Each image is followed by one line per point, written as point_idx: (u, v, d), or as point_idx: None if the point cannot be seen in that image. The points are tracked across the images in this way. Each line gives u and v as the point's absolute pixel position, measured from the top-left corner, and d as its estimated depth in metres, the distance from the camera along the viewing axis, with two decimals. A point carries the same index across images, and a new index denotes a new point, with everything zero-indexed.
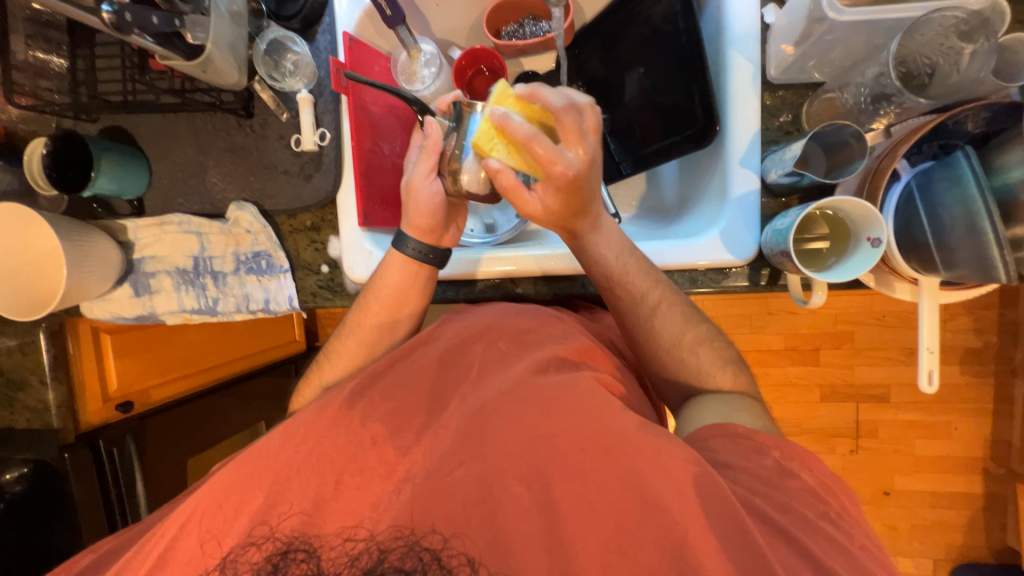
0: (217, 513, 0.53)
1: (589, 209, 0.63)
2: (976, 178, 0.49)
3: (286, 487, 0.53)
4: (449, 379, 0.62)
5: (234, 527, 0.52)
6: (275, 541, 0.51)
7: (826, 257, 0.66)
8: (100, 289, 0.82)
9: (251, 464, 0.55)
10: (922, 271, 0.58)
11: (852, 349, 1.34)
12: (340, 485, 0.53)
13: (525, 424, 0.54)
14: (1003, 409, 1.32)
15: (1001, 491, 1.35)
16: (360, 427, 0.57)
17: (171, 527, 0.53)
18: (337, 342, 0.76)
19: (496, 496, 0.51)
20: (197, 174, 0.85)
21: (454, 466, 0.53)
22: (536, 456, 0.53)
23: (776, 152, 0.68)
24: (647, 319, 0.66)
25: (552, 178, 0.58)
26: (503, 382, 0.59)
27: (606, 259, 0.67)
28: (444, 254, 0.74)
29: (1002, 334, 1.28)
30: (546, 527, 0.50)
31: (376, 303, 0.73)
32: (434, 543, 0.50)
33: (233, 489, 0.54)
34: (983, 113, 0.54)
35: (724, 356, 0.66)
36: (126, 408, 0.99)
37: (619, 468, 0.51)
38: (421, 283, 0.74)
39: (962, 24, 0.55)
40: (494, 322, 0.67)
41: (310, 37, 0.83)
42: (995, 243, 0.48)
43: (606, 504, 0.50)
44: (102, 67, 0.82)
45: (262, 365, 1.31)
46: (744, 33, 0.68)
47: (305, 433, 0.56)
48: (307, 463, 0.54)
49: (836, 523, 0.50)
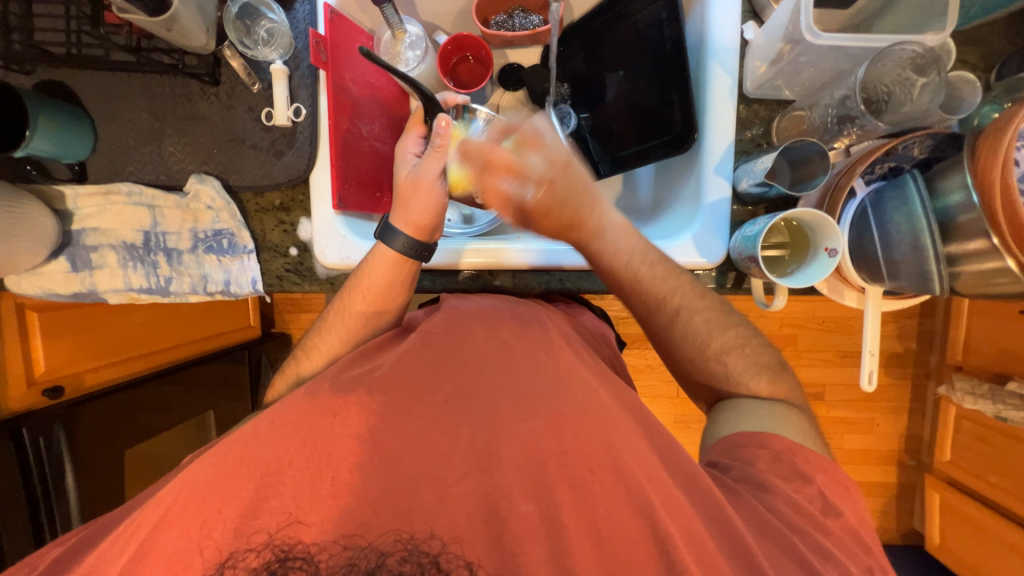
0: (186, 531, 0.47)
1: (580, 221, 0.69)
2: (921, 200, 0.54)
3: (281, 481, 0.49)
4: (449, 374, 0.59)
5: (212, 540, 0.46)
6: (273, 548, 0.46)
7: (787, 263, 0.72)
8: (29, 262, 0.74)
9: (213, 463, 0.51)
10: (870, 281, 0.64)
11: (795, 350, 1.45)
12: (339, 481, 0.49)
13: (527, 428, 0.54)
14: (917, 407, 1.48)
15: (912, 480, 1.51)
16: (363, 424, 0.53)
17: (130, 540, 0.47)
18: (317, 337, 0.72)
19: (504, 514, 0.49)
20: (153, 142, 0.78)
21: (460, 475, 0.51)
22: (544, 470, 0.51)
23: (748, 162, 0.72)
24: (668, 321, 0.69)
25: (519, 205, 0.70)
26: (507, 386, 0.57)
27: (616, 266, 0.69)
28: (428, 248, 0.72)
29: (921, 340, 1.43)
30: (554, 542, 0.48)
31: (360, 302, 0.70)
32: (432, 547, 0.46)
33: (201, 501, 0.48)
34: (927, 141, 0.60)
35: (760, 363, 0.67)
36: (55, 393, 0.91)
37: (615, 467, 0.51)
38: (407, 280, 0.72)
39: (918, 58, 0.60)
40: (497, 318, 0.66)
41: (287, 4, 0.78)
42: (933, 259, 0.54)
43: (609, 511, 0.49)
44: (41, 15, 0.73)
45: (215, 351, 1.23)
46: (725, 47, 0.72)
47: (286, 429, 0.52)
48: (298, 465, 0.50)
49: (808, 517, 0.53)
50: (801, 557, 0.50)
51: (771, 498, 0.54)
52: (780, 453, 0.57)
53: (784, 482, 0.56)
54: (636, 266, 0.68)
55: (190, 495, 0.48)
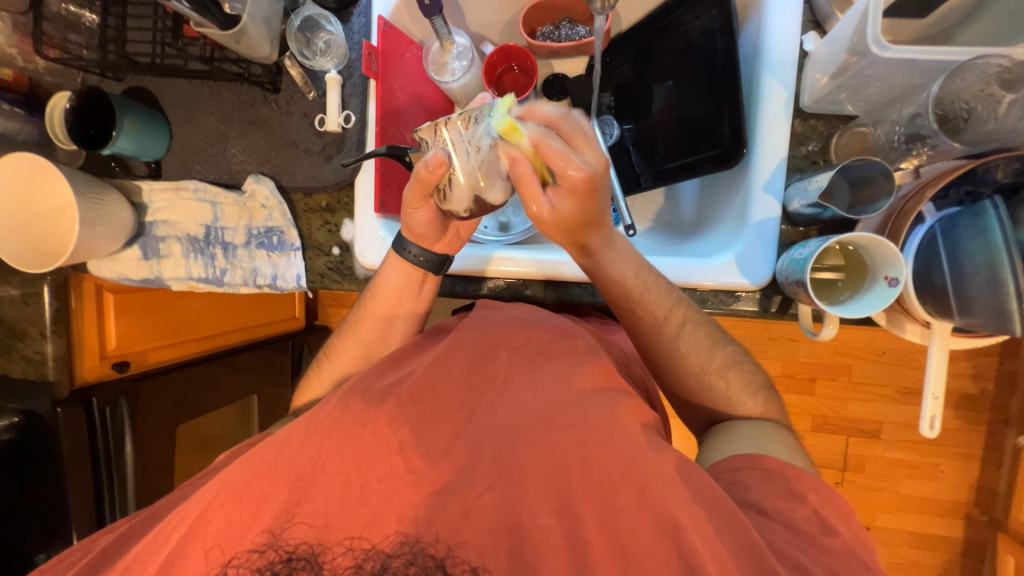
0: (225, 515, 0.51)
1: (600, 221, 0.61)
2: (1003, 231, 0.50)
3: (312, 485, 0.51)
4: (477, 384, 0.60)
5: (253, 527, 0.50)
6: (277, 550, 0.49)
7: (841, 290, 0.67)
8: (108, 249, 0.82)
9: (259, 459, 0.54)
10: (936, 316, 0.58)
11: (848, 383, 1.34)
12: (365, 490, 0.51)
13: (553, 442, 0.53)
14: (992, 456, 1.32)
15: (983, 538, 1.35)
16: (390, 425, 0.54)
17: (182, 521, 0.51)
18: (337, 349, 0.76)
19: (525, 529, 0.49)
20: (218, 143, 0.85)
21: (482, 487, 0.51)
22: (565, 485, 0.51)
23: (801, 181, 0.68)
24: (672, 339, 0.67)
25: (567, 180, 0.54)
26: (534, 400, 0.57)
27: (621, 278, 0.66)
28: (441, 259, 0.73)
29: (1000, 383, 1.28)
30: (576, 562, 0.47)
31: (373, 303, 0.74)
32: (438, 551, 0.48)
33: (240, 487, 0.51)
34: (1014, 163, 0.54)
35: (755, 382, 0.67)
36: (122, 367, 0.99)
37: (642, 495, 0.50)
38: (422, 288, 0.75)
39: (1004, 72, 0.54)
40: (520, 327, 0.67)
41: (345, 18, 0.82)
42: (1015, 296, 0.49)
43: (630, 539, 0.48)
44: (133, 27, 0.81)
45: (260, 339, 1.30)
46: (782, 59, 0.68)
47: (325, 424, 0.55)
48: (330, 460, 0.52)
49: (838, 550, 0.51)
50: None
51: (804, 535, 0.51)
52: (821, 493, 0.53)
53: (818, 515, 0.53)
54: (633, 286, 0.66)
55: (233, 483, 0.52)
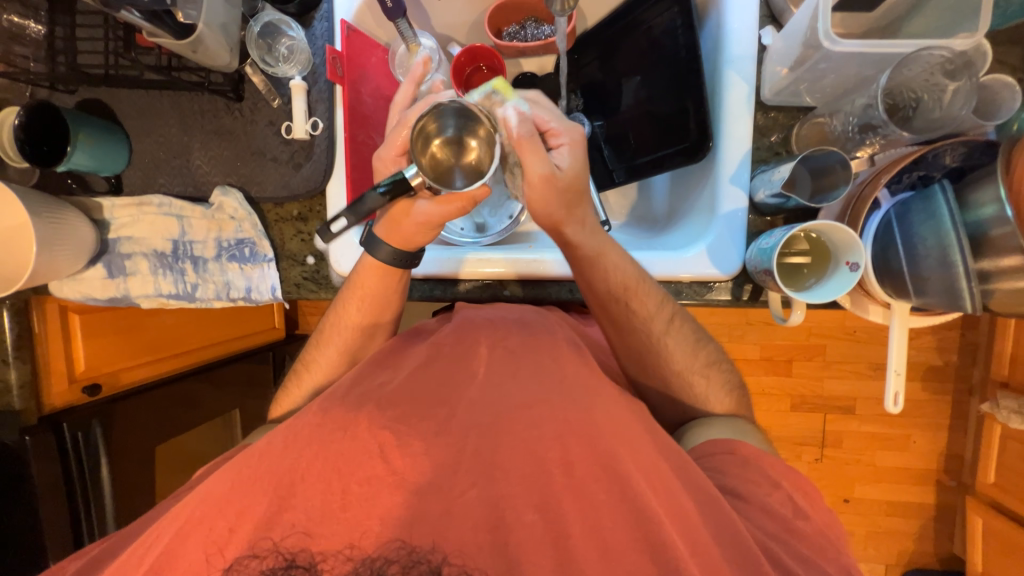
0: (204, 534, 0.50)
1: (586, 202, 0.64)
2: (952, 214, 0.52)
3: (292, 494, 0.51)
4: (456, 386, 0.62)
5: (233, 542, 0.49)
6: (277, 555, 0.48)
7: (806, 275, 0.69)
8: (71, 269, 0.79)
9: (239, 474, 0.53)
10: (895, 296, 0.62)
11: (823, 362, 1.39)
12: (347, 495, 0.51)
13: (535, 439, 0.56)
14: (958, 424, 1.39)
15: (952, 501, 1.42)
16: (369, 433, 0.55)
17: (157, 542, 0.50)
18: (314, 356, 0.75)
19: (509, 523, 0.51)
20: (181, 155, 0.82)
21: (466, 485, 0.53)
22: (547, 481, 0.53)
23: (766, 172, 0.70)
24: (659, 339, 0.68)
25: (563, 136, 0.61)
26: (514, 396, 0.59)
27: (609, 278, 0.66)
28: (413, 258, 0.70)
29: (963, 354, 1.35)
30: (559, 555, 0.49)
31: (355, 301, 0.73)
32: (433, 558, 0.48)
33: (221, 505, 0.51)
34: (960, 148, 0.57)
35: (729, 372, 0.71)
36: (93, 390, 0.95)
37: (619, 484, 0.52)
38: (397, 283, 0.72)
39: (947, 63, 0.57)
40: (495, 322, 0.69)
41: (307, 23, 0.81)
42: (964, 276, 0.52)
43: (610, 526, 0.51)
44: (82, 37, 0.78)
45: (238, 352, 1.26)
46: (741, 54, 0.70)
47: (305, 435, 0.55)
48: (313, 471, 0.52)
49: (794, 518, 0.55)
50: (801, 568, 0.50)
51: (764, 507, 0.55)
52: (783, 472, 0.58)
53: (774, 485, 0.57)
54: (630, 278, 0.67)
55: (212, 499, 0.51)
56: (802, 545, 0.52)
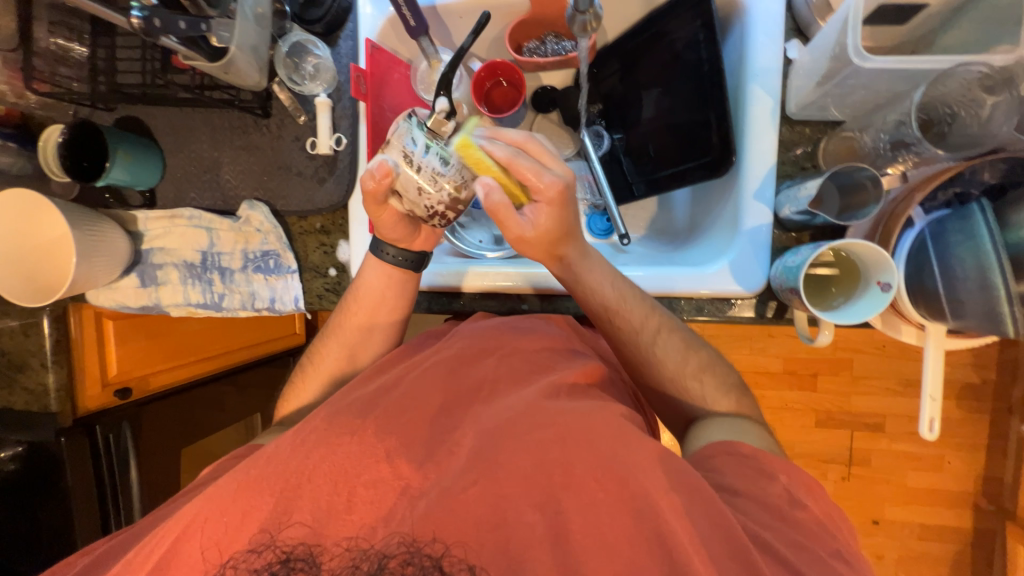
0: (215, 530, 0.51)
1: (577, 233, 0.62)
2: (990, 235, 0.51)
3: (297, 494, 0.52)
4: (462, 388, 0.62)
5: (246, 531, 0.51)
6: (276, 551, 0.50)
7: (834, 295, 0.67)
8: (107, 279, 0.82)
9: (248, 476, 0.54)
10: (930, 318, 0.59)
11: (850, 377, 1.34)
12: (353, 496, 0.52)
13: (539, 442, 0.54)
14: (997, 446, 1.31)
15: (991, 527, 1.35)
16: (374, 439, 0.56)
17: (172, 535, 0.52)
18: (319, 355, 0.77)
19: (511, 525, 0.51)
20: (211, 170, 0.85)
21: (468, 484, 0.52)
22: (549, 481, 0.53)
23: (792, 187, 0.68)
24: (648, 348, 0.67)
25: (540, 194, 0.57)
26: (520, 403, 0.58)
27: (594, 291, 0.67)
28: (421, 257, 0.73)
29: (1001, 371, 1.29)
30: (559, 555, 0.49)
31: (356, 306, 0.75)
32: (435, 550, 0.50)
33: (232, 506, 0.52)
34: (1000, 165, 0.55)
35: (727, 382, 0.68)
36: (124, 394, 0.98)
37: (627, 497, 0.51)
38: (403, 288, 0.75)
39: (986, 79, 0.55)
40: (494, 334, 0.68)
41: (332, 42, 0.83)
42: (1006, 300, 0.50)
43: (613, 535, 0.50)
44: (121, 58, 0.81)
45: (269, 355, 1.29)
46: (766, 68, 0.69)
47: (311, 437, 0.56)
48: (319, 472, 0.53)
49: (813, 518, 0.53)
50: None
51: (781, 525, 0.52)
52: (800, 493, 0.55)
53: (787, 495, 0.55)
54: (609, 296, 0.67)
55: (223, 495, 0.53)
56: (820, 548, 0.50)
